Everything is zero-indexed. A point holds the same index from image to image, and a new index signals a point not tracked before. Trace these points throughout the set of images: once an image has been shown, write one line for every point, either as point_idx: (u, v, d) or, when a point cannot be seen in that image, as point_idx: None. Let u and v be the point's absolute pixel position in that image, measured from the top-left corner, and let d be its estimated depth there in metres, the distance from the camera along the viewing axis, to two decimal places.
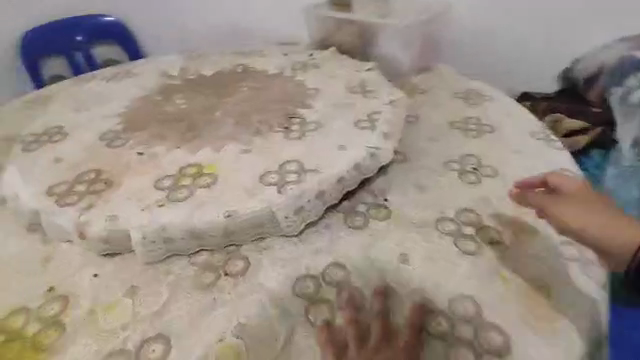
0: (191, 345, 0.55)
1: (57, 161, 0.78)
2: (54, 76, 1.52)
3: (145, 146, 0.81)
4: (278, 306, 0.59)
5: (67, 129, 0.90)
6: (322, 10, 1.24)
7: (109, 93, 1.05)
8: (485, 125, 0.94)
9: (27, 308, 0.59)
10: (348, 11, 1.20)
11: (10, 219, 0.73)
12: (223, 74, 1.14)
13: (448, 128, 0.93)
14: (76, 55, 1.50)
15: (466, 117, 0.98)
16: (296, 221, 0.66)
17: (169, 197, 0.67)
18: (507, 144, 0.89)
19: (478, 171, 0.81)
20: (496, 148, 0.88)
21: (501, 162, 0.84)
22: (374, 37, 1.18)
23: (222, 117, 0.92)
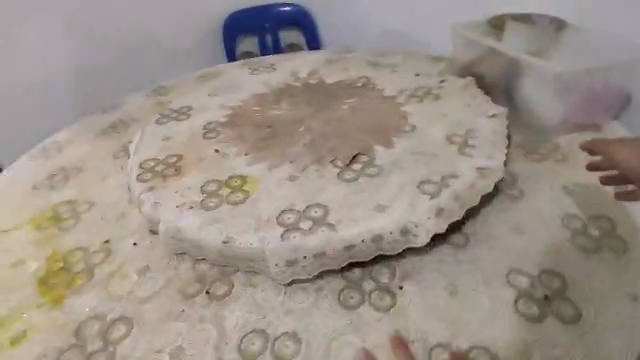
0: (144, 339, 0.61)
1: (165, 139, 0.96)
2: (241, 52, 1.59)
3: (224, 145, 0.91)
4: (218, 348, 0.60)
5: (193, 111, 1.08)
6: (472, 33, 1.06)
7: (242, 85, 1.20)
8: (604, 243, 0.69)
9: (86, 249, 0.76)
10: (500, 41, 1.01)
11: (122, 174, 0.95)
12: (341, 85, 1.15)
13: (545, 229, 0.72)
14: (264, 37, 1.57)
15: (585, 221, 0.74)
16: (286, 272, 0.64)
17: (203, 203, 0.75)
18: (622, 281, 0.65)
19: (550, 304, 0.62)
20: (597, 280, 0.65)
21: (593, 304, 0.63)
22: (520, 79, 0.96)
23: (304, 132, 0.93)
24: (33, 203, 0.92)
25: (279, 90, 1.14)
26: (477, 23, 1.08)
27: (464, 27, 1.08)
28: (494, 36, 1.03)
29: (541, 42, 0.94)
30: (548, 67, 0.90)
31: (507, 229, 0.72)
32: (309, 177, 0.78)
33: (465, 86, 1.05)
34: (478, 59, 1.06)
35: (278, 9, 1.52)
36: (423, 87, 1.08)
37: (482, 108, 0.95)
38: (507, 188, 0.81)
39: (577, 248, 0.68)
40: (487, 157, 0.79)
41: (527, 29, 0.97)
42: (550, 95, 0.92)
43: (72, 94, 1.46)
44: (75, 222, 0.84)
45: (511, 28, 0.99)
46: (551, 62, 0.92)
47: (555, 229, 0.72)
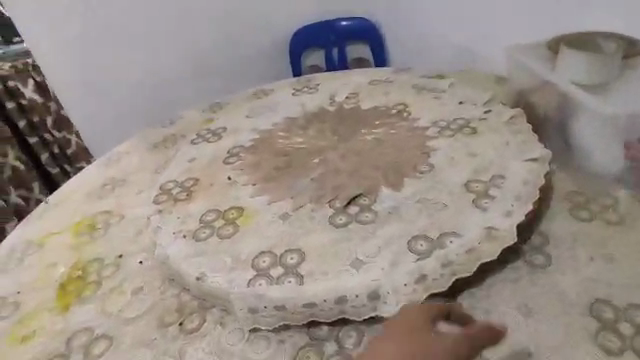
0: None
1: (192, 161, 1.02)
2: (311, 67, 1.75)
3: (238, 171, 0.93)
4: None
5: (226, 132, 1.13)
6: (525, 54, 0.90)
7: (280, 105, 1.21)
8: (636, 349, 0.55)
9: (102, 262, 0.85)
10: (556, 68, 0.84)
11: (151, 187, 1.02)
12: (374, 110, 1.08)
13: (561, 314, 0.59)
14: (332, 51, 1.70)
15: (619, 312, 0.59)
16: (248, 318, 0.63)
17: (195, 233, 0.77)
18: None
19: None
20: None
21: None
22: (574, 118, 0.81)
23: (316, 165, 0.86)
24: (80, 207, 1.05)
25: (312, 114, 1.12)
26: (536, 44, 0.93)
27: (519, 48, 0.93)
28: (553, 62, 0.87)
29: (602, 77, 0.79)
30: (601, 108, 0.75)
31: (511, 307, 0.61)
32: (299, 218, 0.74)
33: (511, 121, 0.92)
34: (534, 89, 0.90)
35: (338, 24, 1.66)
36: (462, 119, 0.97)
37: (520, 151, 0.82)
38: (531, 254, 0.68)
39: (594, 348, 0.56)
40: (503, 216, 0.68)
41: (585, 55, 0.79)
42: (603, 139, 0.77)
43: (155, 99, 1.63)
44: (105, 233, 0.93)
45: (565, 52, 0.82)
46: (610, 101, 0.76)
47: (573, 317, 0.59)
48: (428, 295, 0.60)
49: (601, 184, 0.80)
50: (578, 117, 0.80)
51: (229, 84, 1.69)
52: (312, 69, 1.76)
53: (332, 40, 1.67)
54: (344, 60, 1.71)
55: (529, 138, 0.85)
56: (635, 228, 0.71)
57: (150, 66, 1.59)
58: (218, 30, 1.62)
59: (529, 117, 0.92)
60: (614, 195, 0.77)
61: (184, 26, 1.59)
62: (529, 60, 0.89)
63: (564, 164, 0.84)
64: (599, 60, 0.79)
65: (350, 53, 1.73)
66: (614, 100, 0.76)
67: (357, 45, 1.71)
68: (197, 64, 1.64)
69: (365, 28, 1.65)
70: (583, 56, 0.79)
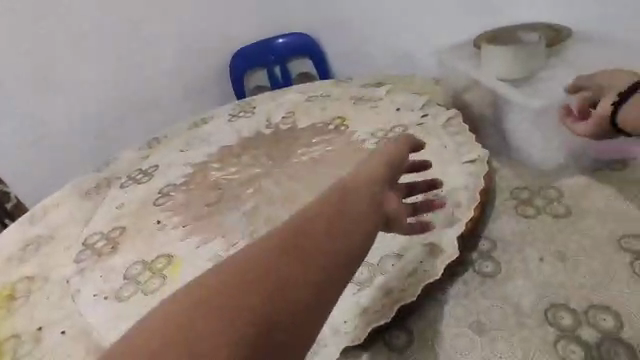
0: None
1: (120, 207, 0.93)
2: (254, 88, 1.62)
3: (167, 213, 0.85)
4: None
5: (158, 171, 1.05)
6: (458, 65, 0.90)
7: (214, 134, 1.15)
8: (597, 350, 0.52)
9: (16, 339, 0.74)
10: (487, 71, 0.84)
11: (73, 239, 0.91)
12: (312, 128, 1.05)
13: (516, 325, 0.56)
14: (274, 71, 1.59)
15: (574, 313, 0.56)
16: None
17: (118, 291, 0.69)
18: None
19: None
20: None
21: None
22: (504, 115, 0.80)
23: (251, 195, 0.84)
24: None
25: (249, 140, 1.07)
26: (461, 49, 0.95)
27: (448, 54, 0.95)
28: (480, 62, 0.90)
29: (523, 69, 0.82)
30: (530, 103, 0.77)
31: (465, 327, 0.56)
32: None
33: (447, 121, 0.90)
34: (468, 88, 0.91)
35: (275, 42, 1.54)
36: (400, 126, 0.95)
37: (457, 154, 0.79)
38: (479, 262, 0.64)
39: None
40: (444, 228, 0.65)
41: (502, 52, 0.83)
42: (537, 131, 0.78)
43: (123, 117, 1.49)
44: (21, 301, 0.81)
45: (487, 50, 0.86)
46: (535, 93, 0.79)
47: (528, 324, 0.55)
48: (372, 327, 0.56)
49: (544, 176, 0.77)
50: (510, 114, 0.82)
51: (180, 98, 1.53)
52: (255, 90, 1.63)
53: (274, 60, 1.56)
54: (287, 78, 1.59)
55: (465, 138, 0.83)
56: (580, 218, 0.69)
57: (115, 78, 1.44)
58: (160, 34, 1.46)
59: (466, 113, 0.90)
60: (558, 186, 0.75)
61: (156, 36, 1.45)
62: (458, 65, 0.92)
63: (504, 159, 0.81)
64: (519, 53, 0.82)
65: (293, 70, 1.61)
66: (537, 93, 0.79)
67: (299, 61, 1.59)
68: (164, 74, 1.49)
69: (303, 42, 1.53)
70: (504, 52, 0.82)
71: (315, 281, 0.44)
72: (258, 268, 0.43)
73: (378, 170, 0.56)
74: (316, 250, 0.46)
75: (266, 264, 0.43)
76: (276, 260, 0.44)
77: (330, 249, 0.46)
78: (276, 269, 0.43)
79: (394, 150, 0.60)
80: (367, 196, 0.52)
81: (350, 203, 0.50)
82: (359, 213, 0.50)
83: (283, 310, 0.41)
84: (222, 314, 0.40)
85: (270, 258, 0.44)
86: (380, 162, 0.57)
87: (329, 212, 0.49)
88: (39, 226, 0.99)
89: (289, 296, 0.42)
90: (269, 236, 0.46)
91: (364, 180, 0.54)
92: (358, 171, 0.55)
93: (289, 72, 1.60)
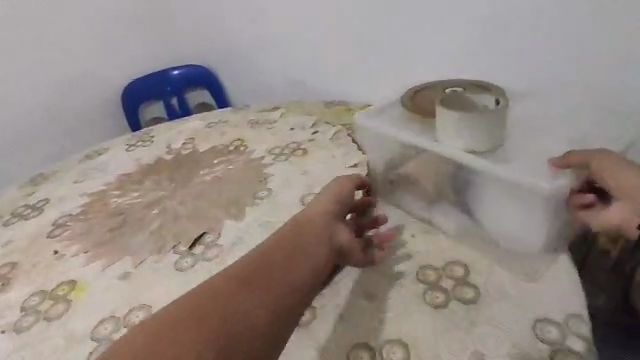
0: None
1: (7, 244, 0.87)
2: (150, 118, 1.65)
3: (66, 243, 0.83)
4: None
5: (48, 205, 1.00)
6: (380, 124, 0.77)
7: (110, 165, 1.14)
8: (456, 292, 0.66)
9: None
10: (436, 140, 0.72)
11: None
12: (213, 151, 1.11)
13: (397, 286, 0.68)
14: (171, 102, 1.62)
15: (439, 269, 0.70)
16: None
17: (16, 323, 0.66)
18: (469, 331, 0.61)
19: None
20: (445, 336, 0.61)
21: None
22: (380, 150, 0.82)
23: (156, 215, 0.86)
24: None
25: (150, 166, 1.09)
26: (387, 114, 0.80)
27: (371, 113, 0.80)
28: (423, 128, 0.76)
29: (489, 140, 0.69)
30: (516, 178, 0.65)
31: (356, 297, 0.66)
32: (143, 271, 0.71)
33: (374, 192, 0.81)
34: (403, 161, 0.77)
35: (171, 73, 1.59)
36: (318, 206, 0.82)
37: (342, 161, 0.93)
38: None
39: (425, 308, 0.64)
40: None
41: (465, 122, 0.68)
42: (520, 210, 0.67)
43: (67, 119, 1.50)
44: None
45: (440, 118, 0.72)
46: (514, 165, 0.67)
47: (405, 283, 0.68)
48: None
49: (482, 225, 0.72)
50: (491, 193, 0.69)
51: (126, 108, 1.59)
52: (151, 120, 1.65)
53: (170, 91, 1.60)
54: (184, 108, 1.63)
55: (347, 148, 0.98)
56: None
57: (71, 83, 1.47)
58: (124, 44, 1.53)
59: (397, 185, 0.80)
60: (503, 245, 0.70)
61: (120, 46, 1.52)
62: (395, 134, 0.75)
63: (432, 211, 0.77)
64: (485, 121, 0.68)
65: (191, 101, 1.65)
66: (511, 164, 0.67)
67: (197, 92, 1.64)
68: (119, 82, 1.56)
69: (200, 74, 1.59)
70: (467, 120, 0.68)
71: (273, 306, 0.53)
72: (227, 295, 0.52)
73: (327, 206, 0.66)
74: (277, 280, 0.55)
75: (230, 292, 0.53)
76: (238, 291, 0.53)
77: (286, 276, 0.56)
78: (241, 296, 0.53)
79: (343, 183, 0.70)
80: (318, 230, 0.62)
81: (306, 238, 0.61)
82: (309, 244, 0.60)
83: (248, 333, 0.50)
84: (198, 333, 0.49)
85: (238, 286, 0.53)
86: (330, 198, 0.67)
87: (287, 247, 0.59)
88: None
89: (253, 318, 0.51)
90: (233, 270, 0.55)
91: (314, 216, 0.64)
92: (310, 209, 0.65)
93: (187, 103, 1.64)
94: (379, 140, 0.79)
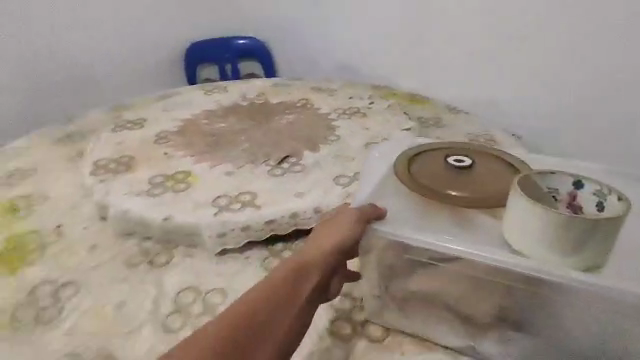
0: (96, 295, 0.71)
1: (120, 143, 1.08)
2: (204, 78, 1.85)
3: (172, 149, 1.04)
4: (157, 295, 0.70)
5: (145, 123, 1.21)
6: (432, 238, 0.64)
7: (193, 103, 1.36)
8: None
9: (39, 232, 0.86)
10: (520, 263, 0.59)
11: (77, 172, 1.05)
12: (283, 104, 1.32)
13: None
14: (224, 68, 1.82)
15: None
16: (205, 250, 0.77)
17: (148, 191, 0.87)
18: None
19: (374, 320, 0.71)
20: None
21: None
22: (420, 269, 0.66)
23: (245, 139, 1.07)
24: None
25: (229, 108, 1.30)
26: (420, 218, 0.68)
27: (396, 221, 0.67)
28: (471, 235, 0.65)
29: (600, 252, 0.58)
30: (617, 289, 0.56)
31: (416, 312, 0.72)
32: (243, 172, 0.92)
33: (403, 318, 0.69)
34: (446, 284, 0.64)
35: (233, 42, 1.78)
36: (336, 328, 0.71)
37: (398, 125, 1.15)
38: None
39: None
40: None
41: (558, 241, 0.57)
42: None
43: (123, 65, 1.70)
44: (31, 211, 0.94)
45: (517, 230, 0.60)
46: (624, 280, 0.57)
47: None
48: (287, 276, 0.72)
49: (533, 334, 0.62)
50: (584, 318, 0.59)
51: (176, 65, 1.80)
52: (205, 80, 1.86)
53: (228, 58, 1.80)
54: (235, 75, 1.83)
55: (400, 118, 1.20)
56: None
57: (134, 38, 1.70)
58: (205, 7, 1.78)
59: (435, 308, 0.67)
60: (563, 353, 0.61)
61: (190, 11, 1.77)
62: (471, 255, 0.62)
63: (482, 335, 0.65)
64: (596, 236, 0.56)
65: (242, 70, 1.84)
66: (616, 274, 0.58)
67: (249, 63, 1.83)
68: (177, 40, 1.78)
69: (258, 47, 1.76)
70: (566, 236, 0.57)
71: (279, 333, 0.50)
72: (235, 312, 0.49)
73: (337, 238, 0.61)
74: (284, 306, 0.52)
75: (249, 322, 0.48)
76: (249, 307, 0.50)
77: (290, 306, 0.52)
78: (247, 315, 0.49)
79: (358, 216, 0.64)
80: (323, 264, 0.58)
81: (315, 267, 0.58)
82: (315, 278, 0.57)
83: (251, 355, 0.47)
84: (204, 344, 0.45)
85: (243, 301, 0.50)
86: (346, 229, 0.62)
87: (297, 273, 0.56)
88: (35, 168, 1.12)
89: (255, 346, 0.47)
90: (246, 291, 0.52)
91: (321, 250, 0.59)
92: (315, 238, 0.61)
93: (239, 71, 1.84)
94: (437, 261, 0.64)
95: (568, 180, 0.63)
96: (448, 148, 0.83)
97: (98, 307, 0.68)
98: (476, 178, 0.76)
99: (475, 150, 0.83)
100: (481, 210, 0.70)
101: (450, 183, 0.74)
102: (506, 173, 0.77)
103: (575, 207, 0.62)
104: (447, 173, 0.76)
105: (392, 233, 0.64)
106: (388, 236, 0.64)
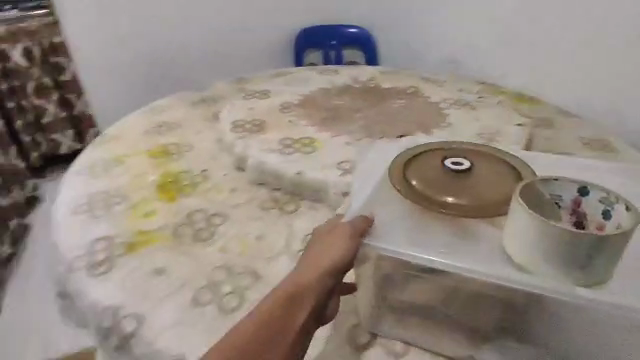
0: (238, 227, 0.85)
1: (251, 108, 1.24)
2: (309, 62, 2.36)
3: (297, 117, 1.17)
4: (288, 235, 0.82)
5: (270, 94, 1.36)
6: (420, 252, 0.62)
7: (309, 81, 1.49)
8: None
9: (188, 172, 1.04)
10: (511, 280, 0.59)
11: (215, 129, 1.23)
12: (393, 89, 1.40)
13: None
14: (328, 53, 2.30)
15: None
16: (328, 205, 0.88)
17: (280, 150, 1.00)
18: None
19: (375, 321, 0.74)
20: None
21: None
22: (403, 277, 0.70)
23: (360, 117, 1.17)
24: (146, 139, 1.23)
25: (343, 88, 1.41)
26: (414, 228, 0.65)
27: (388, 233, 0.64)
28: (466, 245, 0.63)
29: (604, 268, 0.56)
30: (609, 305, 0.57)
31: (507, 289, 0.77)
32: (361, 145, 1.02)
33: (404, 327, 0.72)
34: (427, 292, 0.70)
35: (344, 32, 2.26)
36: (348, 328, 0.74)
37: (508, 122, 1.18)
38: None
39: None
40: None
41: (558, 256, 0.56)
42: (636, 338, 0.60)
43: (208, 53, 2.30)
44: (180, 155, 1.12)
45: (515, 240, 0.59)
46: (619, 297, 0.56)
47: None
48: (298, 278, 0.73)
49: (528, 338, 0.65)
50: (594, 335, 0.62)
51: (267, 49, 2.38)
52: (310, 63, 2.37)
53: (335, 45, 2.28)
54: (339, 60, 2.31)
55: (510, 114, 1.22)
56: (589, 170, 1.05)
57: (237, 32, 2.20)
58: None
59: (432, 313, 0.70)
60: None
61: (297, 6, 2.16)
62: (461, 269, 0.60)
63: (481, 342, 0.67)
64: (604, 250, 0.54)
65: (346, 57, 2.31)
66: (619, 291, 0.57)
67: (352, 52, 2.30)
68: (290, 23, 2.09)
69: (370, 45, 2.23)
70: (560, 254, 0.56)
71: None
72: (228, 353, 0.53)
73: (333, 259, 0.61)
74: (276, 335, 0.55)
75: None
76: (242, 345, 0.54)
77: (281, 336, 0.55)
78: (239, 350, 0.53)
79: (349, 232, 0.62)
80: (316, 290, 0.58)
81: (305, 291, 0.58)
82: (308, 306, 0.57)
83: None
84: None
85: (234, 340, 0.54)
86: (340, 248, 0.61)
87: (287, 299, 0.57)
88: (180, 121, 1.32)
89: None
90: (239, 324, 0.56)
91: (317, 270, 0.59)
92: (312, 261, 0.61)
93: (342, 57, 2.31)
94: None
95: (573, 188, 0.60)
96: (442, 148, 0.77)
97: (241, 237, 0.82)
98: (473, 183, 0.71)
99: (470, 149, 0.77)
100: (479, 219, 0.67)
101: (449, 185, 0.71)
102: (510, 177, 0.72)
103: (580, 214, 0.59)
104: (446, 177, 0.71)
105: (384, 249, 0.62)
106: (380, 250, 0.63)
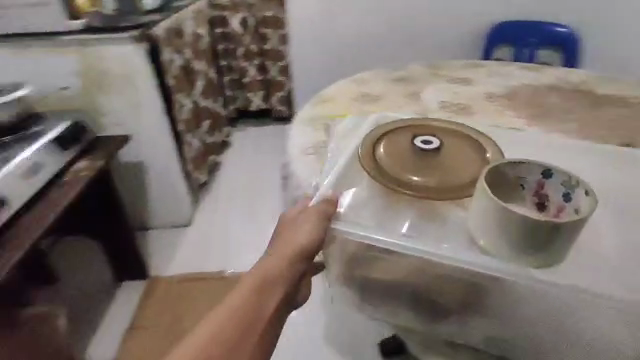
0: None
1: (455, 93, 1.32)
2: (498, 57, 2.26)
3: (502, 108, 1.21)
4: None
5: (471, 82, 1.41)
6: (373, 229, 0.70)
7: (511, 75, 1.48)
8: None
9: None
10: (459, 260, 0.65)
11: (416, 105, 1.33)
12: (611, 95, 1.30)
13: None
14: (523, 51, 2.19)
15: None
16: None
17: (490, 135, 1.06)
18: None
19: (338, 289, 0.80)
20: None
21: None
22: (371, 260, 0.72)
23: (572, 119, 1.15)
24: (354, 105, 1.41)
25: (549, 86, 1.37)
26: (384, 207, 0.73)
27: (351, 208, 0.73)
28: (421, 225, 0.70)
29: (555, 252, 0.61)
30: (558, 291, 0.61)
31: None
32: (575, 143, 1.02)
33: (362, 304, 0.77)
34: (399, 272, 0.70)
35: (549, 30, 2.12)
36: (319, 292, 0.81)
37: None
38: None
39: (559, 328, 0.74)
40: None
41: (504, 240, 0.62)
42: (582, 315, 0.61)
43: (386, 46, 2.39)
44: None
45: (482, 226, 0.64)
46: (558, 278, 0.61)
47: None
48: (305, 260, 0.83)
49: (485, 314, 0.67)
50: (553, 320, 0.63)
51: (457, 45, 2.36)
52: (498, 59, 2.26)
53: (533, 43, 2.16)
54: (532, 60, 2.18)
55: None
56: None
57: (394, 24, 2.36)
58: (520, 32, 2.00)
59: (398, 299, 0.72)
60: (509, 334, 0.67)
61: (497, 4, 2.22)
62: (408, 249, 0.67)
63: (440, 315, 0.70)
64: (562, 236, 0.59)
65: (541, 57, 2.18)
66: (568, 271, 0.63)
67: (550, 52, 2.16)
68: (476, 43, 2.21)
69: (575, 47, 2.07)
70: (511, 234, 0.61)
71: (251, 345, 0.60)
72: (207, 340, 0.60)
73: (301, 242, 0.69)
74: (251, 320, 0.62)
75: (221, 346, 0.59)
76: (223, 333, 0.60)
77: (257, 318, 0.63)
78: (219, 335, 0.60)
79: (315, 213, 0.71)
80: (286, 273, 0.67)
81: (274, 277, 0.67)
82: (281, 289, 0.66)
83: None
84: None
85: (214, 329, 0.61)
86: (307, 231, 0.70)
87: (257, 286, 0.65)
88: (382, 94, 1.47)
89: None
90: (219, 315, 0.62)
91: (285, 257, 0.69)
92: (282, 248, 0.70)
93: (537, 58, 2.19)
94: (382, 253, 0.70)
95: (538, 171, 0.66)
96: (412, 128, 0.82)
97: None
98: (445, 161, 0.75)
99: (444, 128, 0.81)
100: (446, 202, 0.72)
101: (414, 164, 0.75)
102: (478, 157, 0.76)
103: (542, 195, 0.66)
104: (408, 152, 0.76)
105: (342, 231, 0.70)
106: (339, 231, 0.71)
